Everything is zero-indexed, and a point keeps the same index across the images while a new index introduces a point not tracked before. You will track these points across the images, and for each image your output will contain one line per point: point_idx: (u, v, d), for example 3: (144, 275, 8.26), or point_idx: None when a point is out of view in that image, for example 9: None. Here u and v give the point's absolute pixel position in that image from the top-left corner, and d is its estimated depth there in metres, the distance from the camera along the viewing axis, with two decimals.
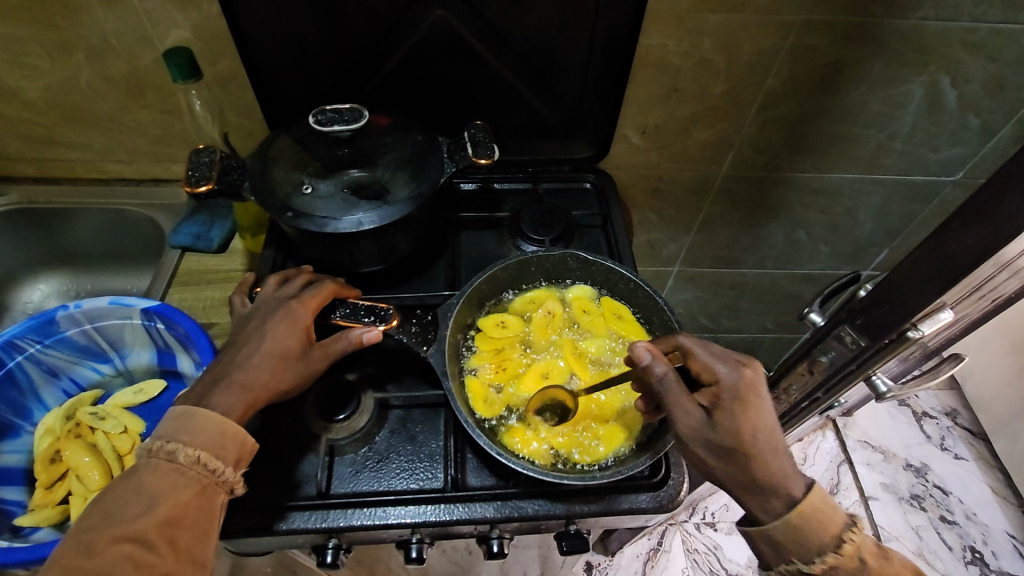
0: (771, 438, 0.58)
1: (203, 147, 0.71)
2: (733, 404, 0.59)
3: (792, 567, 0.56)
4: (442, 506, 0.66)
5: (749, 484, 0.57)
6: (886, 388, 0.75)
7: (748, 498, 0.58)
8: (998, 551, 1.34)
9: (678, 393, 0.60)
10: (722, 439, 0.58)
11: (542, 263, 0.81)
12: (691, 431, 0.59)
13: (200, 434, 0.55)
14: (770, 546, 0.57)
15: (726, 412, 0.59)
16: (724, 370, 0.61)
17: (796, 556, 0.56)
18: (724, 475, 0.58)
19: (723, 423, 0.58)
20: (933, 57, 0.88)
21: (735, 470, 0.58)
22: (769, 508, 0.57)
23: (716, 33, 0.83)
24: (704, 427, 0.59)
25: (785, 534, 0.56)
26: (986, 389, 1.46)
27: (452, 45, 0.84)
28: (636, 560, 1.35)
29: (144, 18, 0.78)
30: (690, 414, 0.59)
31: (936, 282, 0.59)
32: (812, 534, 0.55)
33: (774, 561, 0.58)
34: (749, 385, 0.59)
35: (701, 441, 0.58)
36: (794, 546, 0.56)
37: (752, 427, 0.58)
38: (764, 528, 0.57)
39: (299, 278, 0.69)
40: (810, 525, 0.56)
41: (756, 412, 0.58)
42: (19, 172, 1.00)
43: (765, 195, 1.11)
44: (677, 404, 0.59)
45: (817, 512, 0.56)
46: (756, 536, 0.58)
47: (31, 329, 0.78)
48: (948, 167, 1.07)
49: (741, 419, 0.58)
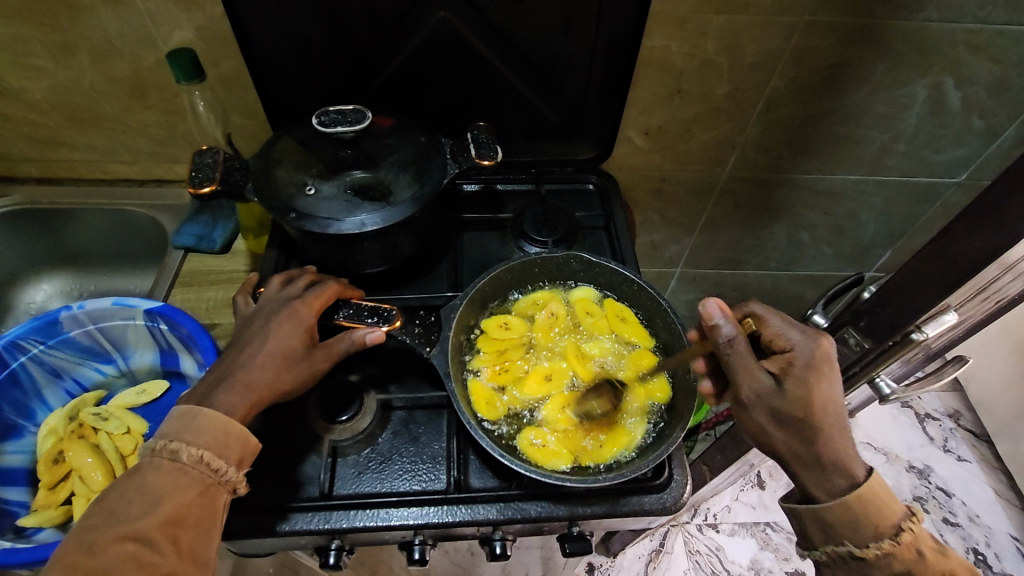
0: (838, 411, 0.59)
1: (207, 148, 0.71)
2: (805, 373, 0.60)
3: (843, 549, 0.57)
4: (444, 508, 0.66)
5: (810, 458, 0.58)
6: (889, 390, 0.74)
7: (806, 475, 0.59)
8: (1001, 554, 1.33)
9: (747, 359, 0.60)
10: (789, 407, 0.58)
11: (545, 265, 0.81)
12: (758, 394, 0.59)
13: (204, 433, 0.55)
14: (820, 527, 0.58)
15: (797, 380, 0.60)
16: (799, 340, 0.62)
17: (849, 539, 0.56)
18: (782, 444, 0.59)
19: (792, 391, 0.59)
20: (936, 58, 0.88)
21: (798, 440, 0.58)
22: (830, 487, 0.58)
23: (720, 34, 0.83)
24: (771, 393, 0.59)
25: (844, 517, 0.56)
26: (989, 391, 1.45)
27: (456, 46, 0.83)
28: (638, 561, 1.35)
29: (147, 19, 0.78)
30: (756, 379, 0.60)
31: (941, 283, 0.59)
32: (869, 519, 0.56)
33: (822, 542, 0.58)
34: (823, 358, 0.61)
35: (766, 406, 0.59)
36: (848, 530, 0.56)
37: (822, 400, 0.58)
38: (819, 508, 0.57)
39: (302, 278, 0.69)
40: (869, 511, 0.56)
41: (827, 383, 0.59)
42: (23, 172, 1.00)
43: (768, 196, 1.11)
44: (747, 367, 0.60)
45: (877, 499, 0.56)
46: (808, 515, 0.58)
47: (35, 329, 0.78)
48: (951, 169, 1.07)
49: (809, 388, 0.59)
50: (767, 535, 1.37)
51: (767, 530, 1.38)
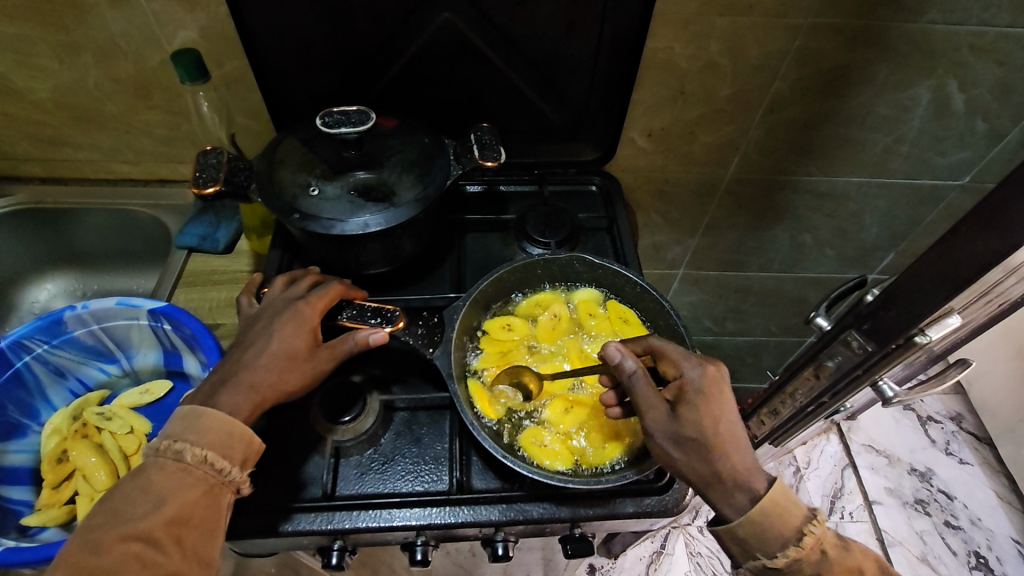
0: (733, 431, 0.59)
1: (211, 149, 0.72)
2: (699, 399, 0.60)
3: (758, 563, 0.57)
4: (447, 509, 0.66)
5: (712, 478, 0.58)
6: (893, 393, 0.74)
7: (713, 494, 0.59)
8: (1003, 557, 1.33)
9: (647, 389, 0.61)
10: (687, 431, 0.59)
11: (548, 266, 0.81)
12: (657, 424, 0.60)
13: (208, 433, 0.55)
14: (737, 543, 0.58)
15: (691, 406, 0.60)
16: (691, 367, 0.62)
17: (760, 551, 0.56)
18: (686, 467, 0.58)
19: (687, 418, 0.59)
20: (940, 61, 0.88)
21: (699, 463, 0.58)
22: (733, 504, 0.58)
23: (724, 35, 0.83)
24: (671, 421, 0.60)
25: (751, 530, 0.56)
26: (991, 394, 1.45)
27: (459, 47, 0.84)
28: (639, 563, 1.34)
29: (152, 19, 0.78)
30: (656, 408, 0.61)
31: (944, 287, 0.59)
32: (774, 528, 0.56)
33: (741, 558, 0.58)
34: (713, 382, 0.61)
35: (668, 434, 0.59)
36: (758, 542, 0.56)
37: (717, 424, 0.59)
38: (730, 526, 0.57)
39: (306, 279, 0.69)
40: (770, 521, 0.56)
41: (721, 407, 0.60)
42: (27, 172, 1.01)
43: (770, 197, 1.11)
44: (645, 399, 0.61)
45: (777, 507, 0.56)
46: (724, 533, 0.58)
47: (39, 329, 0.79)
48: (955, 172, 1.07)
49: (705, 414, 0.59)
50: None
51: None
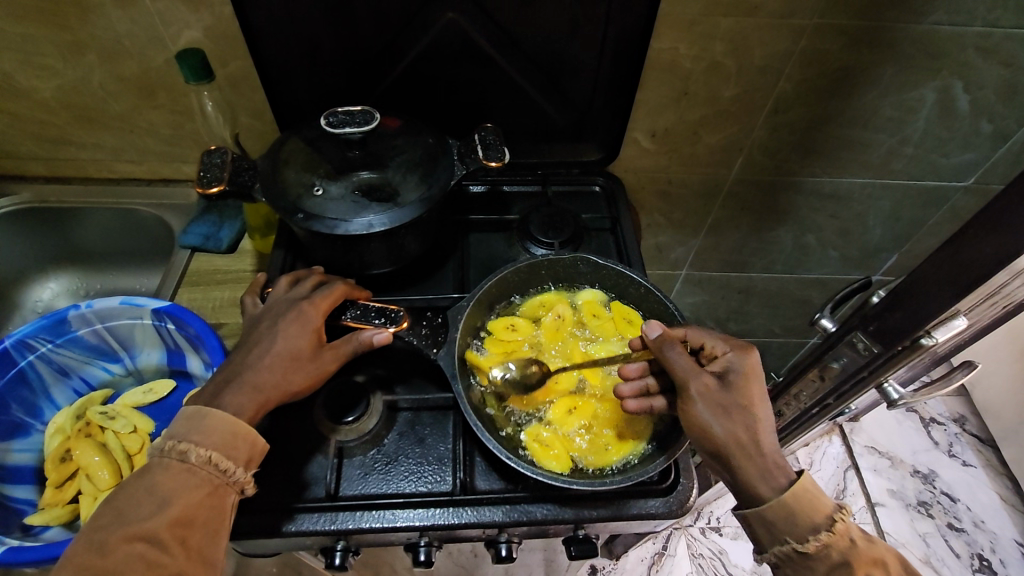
0: (769, 409, 0.61)
1: (215, 148, 0.71)
2: (741, 372, 0.61)
3: (787, 547, 0.56)
4: (450, 510, 0.66)
5: (751, 452, 0.58)
6: (897, 395, 0.73)
7: (748, 469, 0.58)
8: (1006, 559, 1.32)
9: (689, 359, 0.62)
10: (732, 399, 0.59)
11: (553, 267, 0.81)
12: (703, 389, 0.60)
13: (213, 434, 0.55)
14: (765, 527, 0.57)
15: (735, 379, 0.61)
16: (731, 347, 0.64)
17: (789, 535, 0.56)
18: (729, 434, 0.58)
19: (732, 386, 0.60)
20: (946, 62, 0.88)
21: (741, 431, 0.58)
22: (770, 482, 0.57)
23: (728, 36, 0.83)
24: (716, 390, 0.60)
25: (781, 513, 0.56)
26: (996, 396, 1.45)
27: (463, 47, 0.83)
28: (641, 564, 1.34)
29: (156, 19, 0.78)
30: (700, 376, 0.61)
31: (951, 289, 0.59)
32: (805, 511, 0.56)
33: (768, 543, 0.57)
34: (754, 362, 0.63)
35: (713, 402, 0.59)
36: (789, 525, 0.56)
37: (758, 398, 0.60)
38: (761, 508, 0.57)
39: (310, 279, 0.69)
40: (802, 504, 0.56)
41: (761, 385, 0.61)
42: (31, 171, 1.01)
43: (774, 198, 1.10)
44: (688, 366, 0.62)
45: (809, 492, 0.57)
46: (753, 516, 0.57)
47: (43, 328, 0.79)
48: (960, 173, 1.06)
49: (749, 387, 0.60)
50: None
51: None
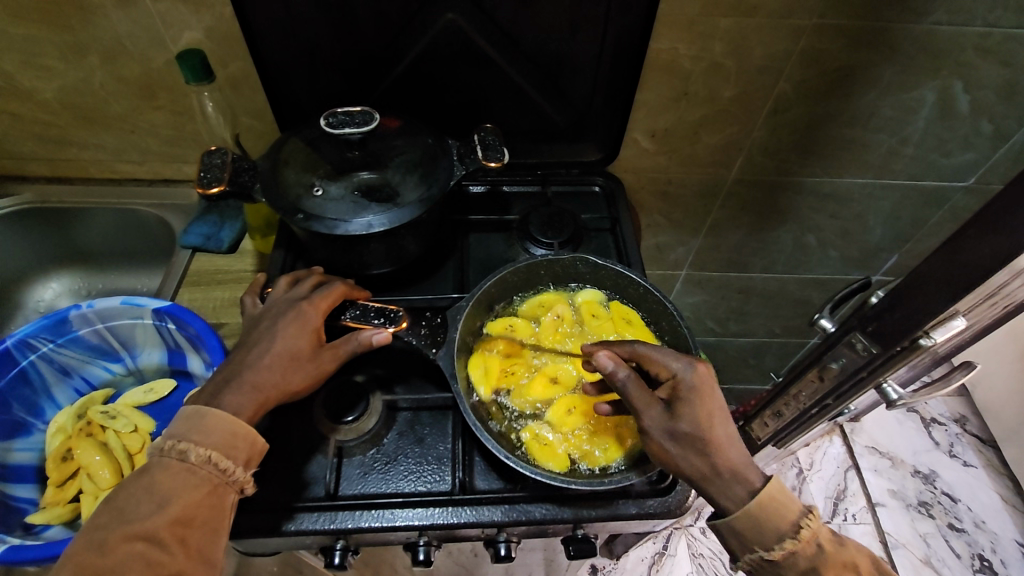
0: (726, 425, 0.59)
1: (215, 149, 0.72)
2: (690, 396, 0.59)
3: (755, 556, 0.56)
4: (449, 509, 0.66)
5: (712, 473, 0.57)
6: (897, 395, 0.73)
7: (710, 489, 0.58)
8: (1007, 560, 1.32)
9: (638, 389, 0.61)
10: (682, 427, 0.58)
11: (551, 267, 0.81)
12: (654, 421, 0.59)
13: (212, 433, 0.55)
14: (735, 537, 0.57)
15: (685, 404, 0.59)
16: (680, 366, 0.62)
17: (757, 544, 0.56)
18: (684, 464, 0.58)
19: (682, 414, 0.59)
20: (945, 62, 0.87)
21: (696, 459, 0.58)
22: (731, 497, 0.57)
23: (728, 37, 0.83)
24: (666, 420, 0.59)
25: (747, 522, 0.56)
26: (997, 396, 1.44)
27: (463, 48, 0.84)
28: (641, 564, 1.34)
29: (158, 20, 0.78)
30: (650, 408, 0.60)
31: (949, 289, 0.59)
32: (769, 521, 0.56)
33: (740, 552, 0.57)
34: (704, 379, 0.60)
35: (665, 433, 0.59)
36: (756, 536, 0.56)
37: (711, 419, 0.58)
38: (727, 519, 0.57)
39: (310, 279, 0.70)
40: (768, 513, 0.56)
41: (713, 403, 0.59)
42: (33, 172, 1.01)
43: (774, 198, 1.10)
44: (638, 398, 0.60)
45: (774, 500, 0.56)
46: (722, 527, 0.58)
47: (45, 328, 0.79)
48: (961, 173, 1.06)
49: (700, 410, 0.59)
50: None
51: None
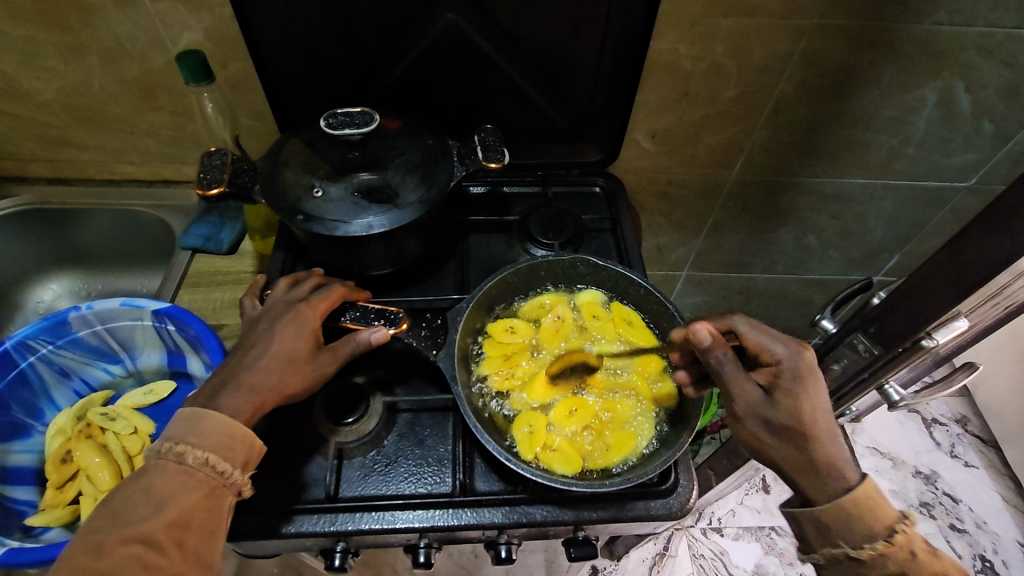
0: (827, 418, 0.58)
1: (215, 150, 0.72)
2: (793, 386, 0.58)
3: (838, 551, 0.57)
4: (450, 511, 0.66)
5: (804, 466, 0.58)
6: (898, 397, 0.72)
7: (802, 481, 0.58)
8: (1009, 561, 1.32)
9: (736, 370, 0.59)
10: (782, 418, 0.58)
11: (552, 268, 0.81)
12: (752, 408, 0.58)
13: (210, 436, 0.55)
14: (818, 529, 0.58)
15: (786, 394, 0.58)
16: (784, 352, 0.60)
17: (845, 540, 0.56)
18: (779, 454, 0.58)
19: (784, 404, 0.58)
20: (947, 62, 0.87)
21: (793, 450, 0.58)
22: (825, 492, 0.57)
23: (728, 37, 0.83)
24: (764, 406, 0.58)
25: (838, 518, 0.56)
26: (998, 396, 1.44)
27: (463, 48, 0.83)
28: (642, 565, 1.34)
29: (157, 21, 0.78)
30: (748, 392, 0.59)
31: (952, 290, 0.59)
32: (864, 520, 0.56)
33: (819, 543, 0.58)
34: (807, 368, 0.59)
35: (761, 419, 0.58)
36: (844, 531, 0.56)
37: (810, 411, 0.58)
38: (815, 510, 0.57)
39: (309, 281, 0.69)
40: (863, 512, 0.56)
41: (817, 395, 0.58)
42: (32, 172, 1.01)
43: (775, 199, 1.10)
44: (737, 382, 0.59)
45: (871, 501, 0.56)
46: (807, 517, 0.58)
47: (44, 329, 0.79)
48: (962, 173, 1.06)
49: (801, 401, 0.58)
50: (772, 541, 1.37)
51: (771, 535, 1.38)
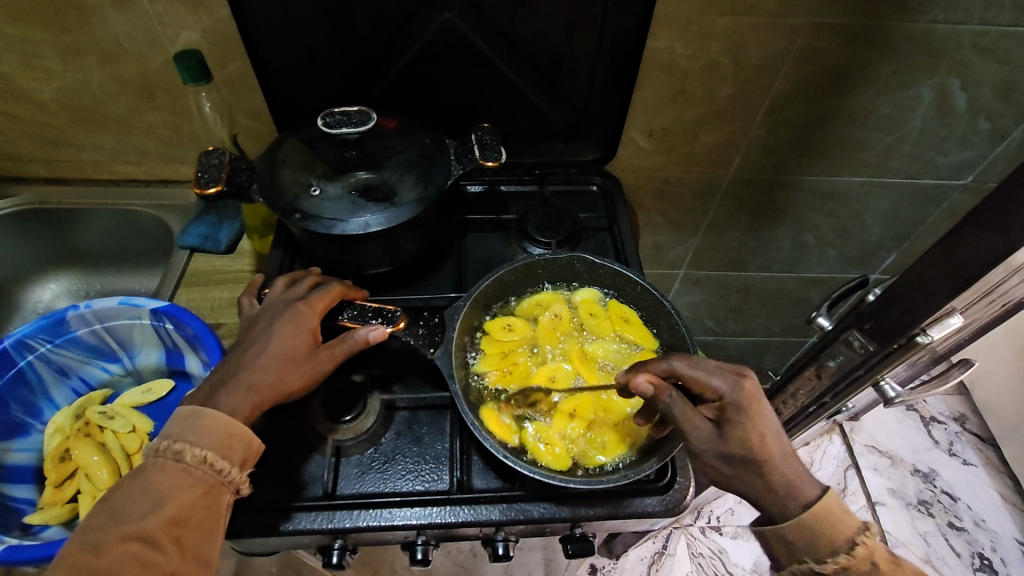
0: (780, 441, 0.57)
1: (213, 149, 0.72)
2: (740, 418, 0.57)
3: (804, 566, 0.56)
4: (447, 508, 0.66)
5: (767, 490, 0.57)
6: (894, 394, 0.74)
7: (765, 502, 0.58)
8: (1007, 559, 1.32)
9: (685, 407, 0.59)
10: (733, 450, 0.57)
11: (549, 266, 0.81)
12: (704, 446, 0.58)
13: (209, 434, 0.55)
14: (783, 545, 0.58)
15: (733, 427, 0.57)
16: (724, 385, 0.59)
17: (808, 555, 0.56)
18: (741, 483, 0.58)
19: (732, 438, 0.57)
20: (943, 60, 0.88)
21: (752, 477, 0.57)
22: (786, 510, 0.57)
23: (725, 35, 0.83)
24: (717, 442, 0.58)
25: (800, 534, 0.56)
26: (995, 395, 1.44)
27: (460, 48, 0.84)
28: (641, 564, 1.34)
29: (155, 21, 0.78)
30: (700, 431, 0.58)
31: (945, 287, 0.59)
32: (825, 534, 0.55)
33: (787, 560, 0.58)
34: (751, 396, 0.58)
35: (716, 455, 0.58)
36: (806, 546, 0.56)
37: (762, 439, 0.57)
38: (776, 527, 0.57)
39: (307, 280, 0.70)
40: (824, 526, 0.55)
41: (765, 422, 0.57)
42: (31, 172, 1.01)
43: (772, 197, 1.10)
44: (687, 421, 0.59)
45: (831, 515, 0.56)
46: (770, 533, 0.58)
47: (42, 328, 0.79)
48: (959, 171, 1.06)
49: (752, 430, 0.57)
50: None
51: None
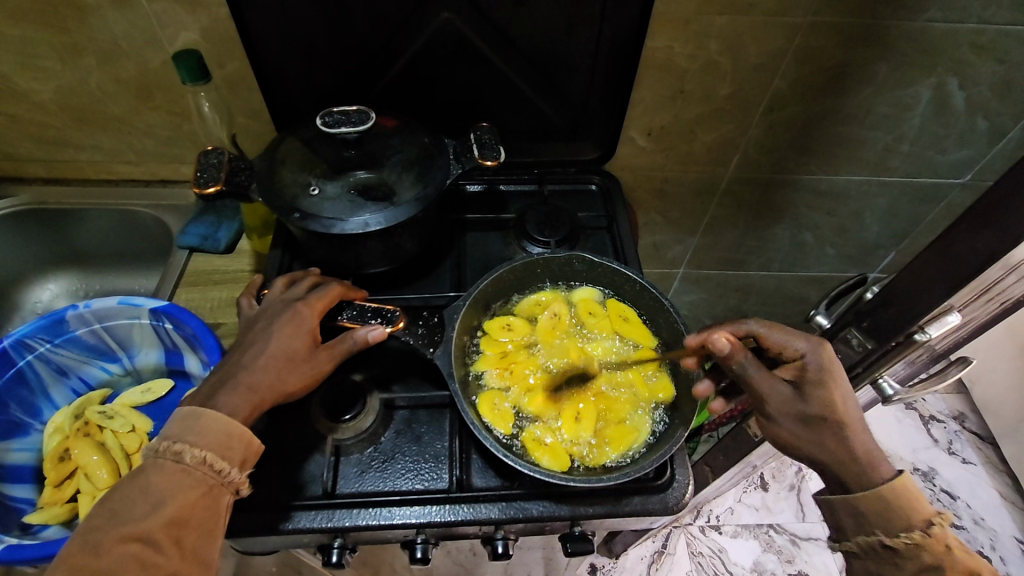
0: (856, 406, 0.60)
1: (212, 149, 0.72)
2: (819, 378, 0.60)
3: (874, 539, 0.59)
4: (447, 507, 0.66)
5: (842, 457, 0.60)
6: (893, 391, 0.73)
7: (843, 473, 0.60)
8: (1006, 557, 1.32)
9: (763, 372, 0.61)
10: (813, 410, 0.60)
11: (548, 265, 0.81)
12: (783, 405, 0.60)
13: (208, 434, 0.55)
14: (853, 517, 0.60)
15: (813, 386, 0.60)
16: (805, 347, 0.62)
17: (881, 528, 0.58)
18: (817, 447, 0.60)
19: (813, 397, 0.60)
20: (941, 59, 0.88)
21: (828, 441, 0.60)
22: (866, 482, 0.59)
23: (723, 35, 0.83)
24: (795, 402, 0.60)
25: (876, 507, 0.58)
26: (994, 393, 1.45)
27: (459, 47, 0.84)
28: (640, 563, 1.34)
29: (153, 21, 0.79)
30: (778, 393, 0.61)
31: (942, 285, 0.59)
32: (903, 510, 0.58)
33: (854, 533, 0.60)
34: (830, 360, 0.61)
35: (793, 415, 0.60)
36: (880, 519, 0.58)
37: (840, 401, 0.60)
38: (851, 497, 0.59)
39: (306, 280, 0.70)
40: (902, 502, 0.58)
41: (843, 385, 0.60)
42: (30, 173, 1.01)
43: (770, 197, 1.11)
44: (764, 381, 0.61)
45: (909, 494, 0.58)
46: (841, 505, 0.60)
47: (41, 328, 0.79)
48: (957, 169, 1.06)
49: (831, 392, 0.60)
50: (770, 538, 1.37)
51: (770, 532, 1.38)
